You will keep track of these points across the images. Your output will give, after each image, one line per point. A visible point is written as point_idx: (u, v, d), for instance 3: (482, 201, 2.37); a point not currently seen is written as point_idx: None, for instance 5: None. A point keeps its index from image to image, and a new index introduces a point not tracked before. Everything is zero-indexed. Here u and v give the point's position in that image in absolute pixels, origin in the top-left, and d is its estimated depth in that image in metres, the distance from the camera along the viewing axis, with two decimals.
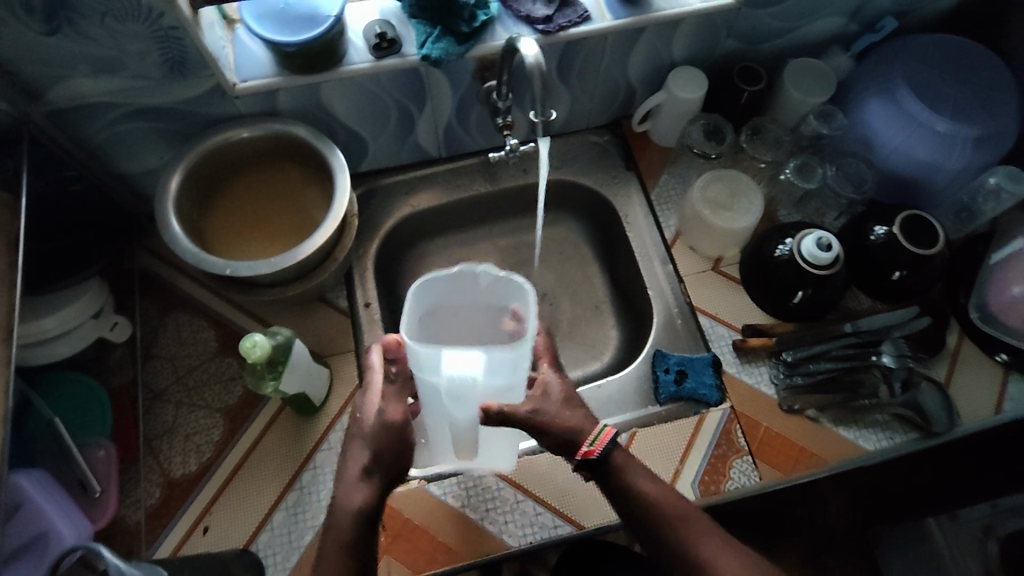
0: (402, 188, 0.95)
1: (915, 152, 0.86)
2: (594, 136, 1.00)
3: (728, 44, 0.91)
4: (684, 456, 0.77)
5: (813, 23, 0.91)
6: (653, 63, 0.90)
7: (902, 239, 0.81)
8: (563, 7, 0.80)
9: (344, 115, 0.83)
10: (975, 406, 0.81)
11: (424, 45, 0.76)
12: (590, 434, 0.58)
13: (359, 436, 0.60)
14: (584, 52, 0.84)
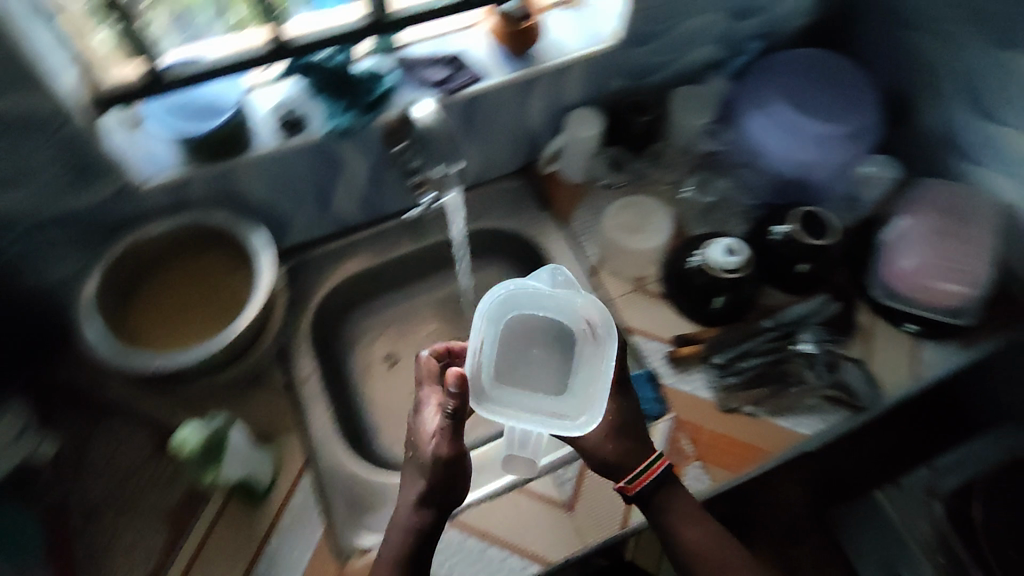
0: (329, 258, 0.97)
1: (797, 156, 0.95)
2: (509, 182, 1.04)
3: (618, 82, 0.98)
4: None
5: (689, 54, 1.00)
6: (551, 108, 0.96)
7: (800, 234, 0.88)
8: (459, 68, 0.85)
9: (260, 197, 0.85)
10: (897, 377, 0.87)
11: (329, 119, 0.79)
12: (635, 468, 0.71)
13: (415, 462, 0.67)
14: (485, 107, 0.89)
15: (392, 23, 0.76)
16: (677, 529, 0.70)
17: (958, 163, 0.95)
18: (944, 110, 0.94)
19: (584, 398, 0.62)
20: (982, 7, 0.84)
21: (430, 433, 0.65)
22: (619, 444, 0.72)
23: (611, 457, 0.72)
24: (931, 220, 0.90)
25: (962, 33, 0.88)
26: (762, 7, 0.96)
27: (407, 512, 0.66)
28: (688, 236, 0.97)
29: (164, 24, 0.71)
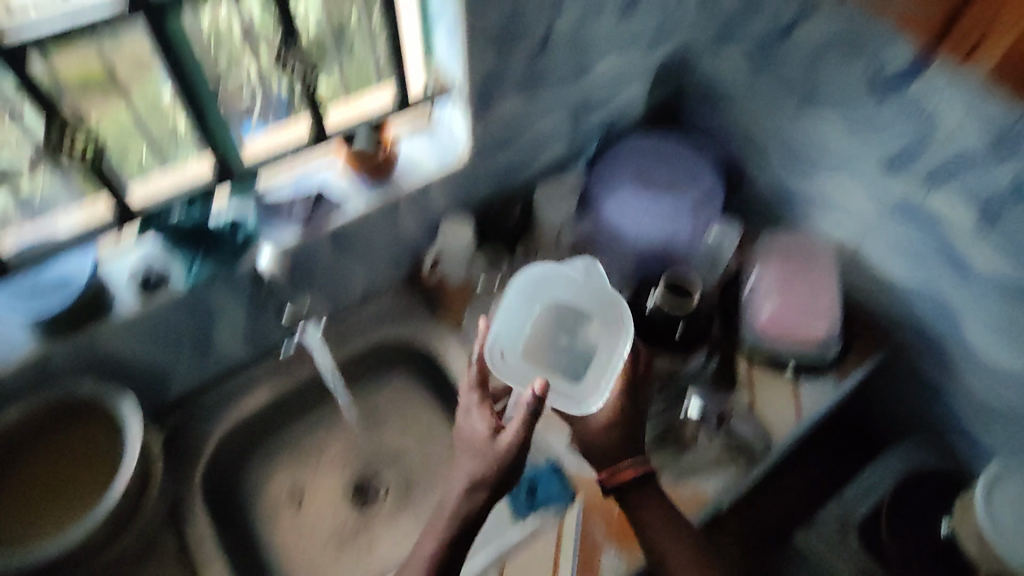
0: (217, 404, 0.94)
1: (654, 231, 1.03)
2: (396, 294, 1.06)
3: (484, 187, 1.03)
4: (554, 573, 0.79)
5: (545, 152, 1.07)
6: (422, 222, 1.00)
7: (671, 301, 0.93)
8: (319, 202, 0.88)
9: (130, 359, 0.83)
10: (782, 421, 0.92)
11: (190, 271, 0.81)
12: (617, 465, 0.80)
13: (475, 454, 0.77)
14: (354, 234, 0.92)
15: (243, 172, 0.81)
16: (648, 527, 0.77)
17: (797, 212, 1.06)
18: (775, 170, 1.05)
19: (593, 385, 0.79)
20: (780, 83, 0.96)
21: (488, 427, 0.78)
22: (608, 441, 0.81)
23: (602, 450, 0.82)
24: (777, 268, 0.97)
25: (771, 105, 0.99)
26: (601, 103, 1.06)
27: (458, 501, 0.76)
28: None
29: (49, 183, 0.71)
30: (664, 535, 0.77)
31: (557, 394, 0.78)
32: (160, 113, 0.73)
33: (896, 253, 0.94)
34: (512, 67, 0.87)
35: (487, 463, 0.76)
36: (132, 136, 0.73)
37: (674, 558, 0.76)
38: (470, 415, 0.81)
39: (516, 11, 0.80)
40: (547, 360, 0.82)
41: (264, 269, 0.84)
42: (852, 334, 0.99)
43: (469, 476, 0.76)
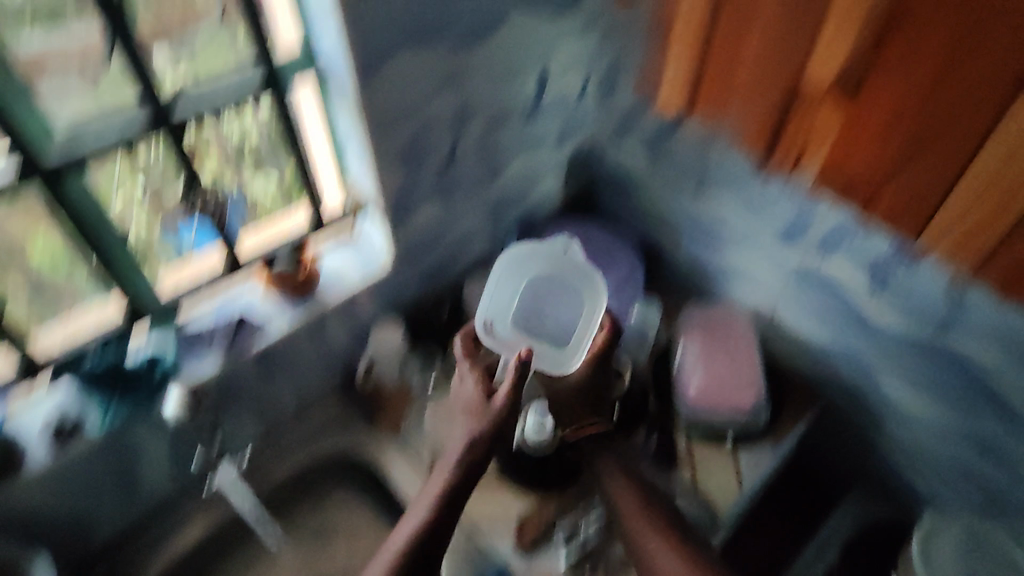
0: (149, 545, 0.91)
1: None
2: (333, 404, 1.05)
3: (414, 288, 1.05)
4: None
5: (471, 248, 1.10)
6: (352, 330, 1.00)
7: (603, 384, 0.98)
8: (245, 325, 0.89)
9: (49, 514, 0.81)
10: (726, 490, 0.92)
11: (106, 416, 0.80)
12: (582, 423, 0.93)
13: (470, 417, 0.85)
14: (281, 352, 0.92)
15: (158, 306, 0.82)
16: (605, 481, 0.88)
17: (719, 281, 1.09)
18: (688, 245, 1.11)
19: (575, 346, 0.91)
20: (679, 168, 1.02)
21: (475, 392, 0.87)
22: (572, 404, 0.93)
23: (572, 411, 0.93)
24: (697, 342, 1.02)
25: (675, 188, 1.05)
26: (519, 198, 1.10)
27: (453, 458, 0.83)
28: None
29: None
30: (624, 491, 0.86)
31: (543, 356, 0.90)
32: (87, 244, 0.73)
33: (812, 315, 0.98)
34: (423, 180, 0.91)
35: (484, 422, 0.83)
36: (72, 260, 0.73)
37: (629, 510, 0.85)
38: (465, 382, 0.89)
39: (417, 133, 0.84)
40: (533, 326, 0.93)
41: (169, 415, 0.81)
42: (782, 398, 1.02)
43: (469, 433, 0.83)
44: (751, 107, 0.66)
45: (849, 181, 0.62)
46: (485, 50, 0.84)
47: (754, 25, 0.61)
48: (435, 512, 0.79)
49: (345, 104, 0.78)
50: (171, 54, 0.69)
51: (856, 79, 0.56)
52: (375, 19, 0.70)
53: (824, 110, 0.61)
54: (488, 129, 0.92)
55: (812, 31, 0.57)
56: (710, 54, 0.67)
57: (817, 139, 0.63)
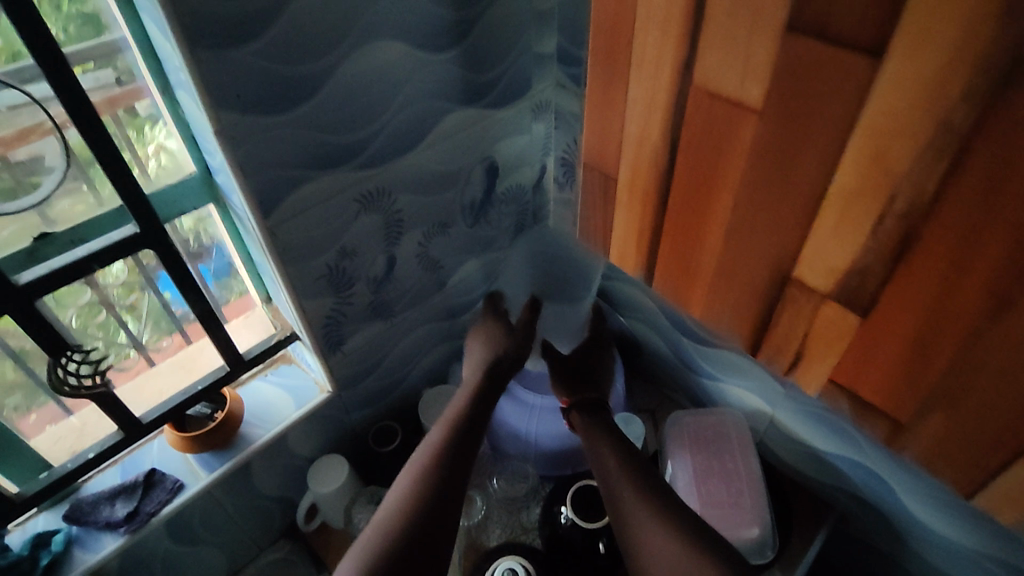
0: None
1: (556, 426, 0.93)
2: (272, 553, 0.92)
3: (359, 414, 0.93)
4: None
5: (423, 359, 0.99)
6: (286, 472, 0.88)
7: (580, 518, 0.84)
8: (149, 490, 0.75)
9: None
10: None
11: None
12: (576, 390, 0.84)
13: (479, 344, 0.90)
14: (197, 512, 0.79)
15: (26, 501, 0.69)
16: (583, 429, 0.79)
17: (700, 381, 0.99)
18: (667, 338, 0.99)
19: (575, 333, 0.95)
20: None
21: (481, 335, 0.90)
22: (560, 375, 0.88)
23: (564, 378, 0.86)
24: (689, 459, 0.87)
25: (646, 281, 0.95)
26: (471, 301, 1.00)
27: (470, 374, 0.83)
28: (476, 548, 0.88)
29: None
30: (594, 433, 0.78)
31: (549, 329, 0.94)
32: None
33: (811, 426, 0.86)
34: (357, 300, 0.81)
35: (501, 344, 0.87)
36: None
37: (606, 454, 0.74)
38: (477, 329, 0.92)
39: (343, 254, 0.75)
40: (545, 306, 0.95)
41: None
42: (789, 519, 0.88)
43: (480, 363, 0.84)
44: (723, 302, 0.47)
45: (860, 408, 0.43)
46: (415, 156, 0.75)
47: (719, 210, 0.44)
48: (449, 441, 0.72)
49: (252, 236, 0.69)
50: (1, 216, 0.57)
51: (867, 293, 0.38)
52: (269, 145, 0.61)
53: (823, 322, 0.41)
54: (425, 241, 0.86)
55: (801, 226, 0.39)
56: (666, 228, 0.49)
57: (816, 354, 0.44)
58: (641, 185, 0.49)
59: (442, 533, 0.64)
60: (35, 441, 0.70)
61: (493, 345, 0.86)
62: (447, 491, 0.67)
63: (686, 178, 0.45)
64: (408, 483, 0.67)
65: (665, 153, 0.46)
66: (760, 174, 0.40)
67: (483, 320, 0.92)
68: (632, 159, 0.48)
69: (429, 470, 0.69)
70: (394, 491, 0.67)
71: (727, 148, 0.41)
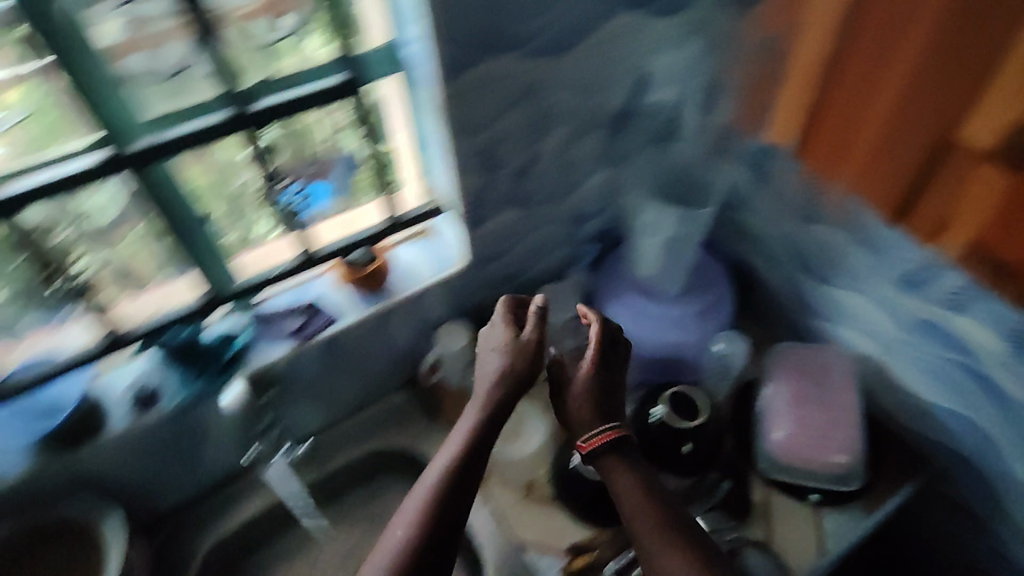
0: (213, 510, 0.94)
1: (664, 335, 1.00)
2: (393, 398, 1.06)
3: (482, 292, 1.03)
4: None
5: (543, 258, 1.07)
6: (418, 328, 1.00)
7: (671, 417, 0.91)
8: (314, 313, 0.90)
9: (123, 474, 0.84)
10: (802, 553, 0.85)
11: (180, 390, 0.83)
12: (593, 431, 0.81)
13: (497, 347, 0.83)
14: (350, 342, 0.93)
15: (233, 292, 0.85)
16: (608, 474, 0.79)
17: (811, 322, 1.00)
18: (783, 275, 1.01)
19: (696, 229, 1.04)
20: (777, 195, 0.94)
21: (500, 345, 0.83)
22: (583, 404, 0.83)
23: (587, 407, 0.83)
24: (789, 387, 0.91)
25: (772, 213, 0.97)
26: (599, 210, 1.06)
27: (489, 384, 0.80)
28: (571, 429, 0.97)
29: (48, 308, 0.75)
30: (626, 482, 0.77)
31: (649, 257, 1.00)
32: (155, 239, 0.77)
33: (925, 377, 0.86)
34: (501, 184, 0.90)
35: (520, 358, 0.81)
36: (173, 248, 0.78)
37: (632, 502, 0.76)
38: (493, 328, 0.85)
39: (498, 138, 0.84)
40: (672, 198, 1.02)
41: (224, 407, 0.83)
42: (877, 458, 0.90)
43: (496, 372, 0.80)
44: (880, 173, 0.61)
45: (992, 260, 0.56)
46: (575, 56, 0.81)
47: (888, 99, 0.58)
48: (465, 454, 0.75)
49: (431, 105, 0.78)
50: (243, 56, 0.69)
51: (1017, 152, 0.50)
52: (465, 22, 0.69)
53: (972, 183, 0.54)
54: (568, 142, 0.92)
55: (967, 98, 0.52)
56: (838, 113, 0.63)
57: (964, 212, 0.56)
58: (821, 67, 0.63)
59: (450, 543, 0.71)
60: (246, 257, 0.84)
61: (509, 369, 0.80)
62: (458, 504, 0.73)
63: (864, 73, 0.59)
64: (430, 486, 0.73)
65: (847, 49, 0.60)
66: (929, 66, 0.53)
67: (490, 339, 0.84)
68: (823, 55, 0.62)
69: (449, 480, 0.73)
70: (416, 492, 0.73)
71: (905, 43, 0.54)
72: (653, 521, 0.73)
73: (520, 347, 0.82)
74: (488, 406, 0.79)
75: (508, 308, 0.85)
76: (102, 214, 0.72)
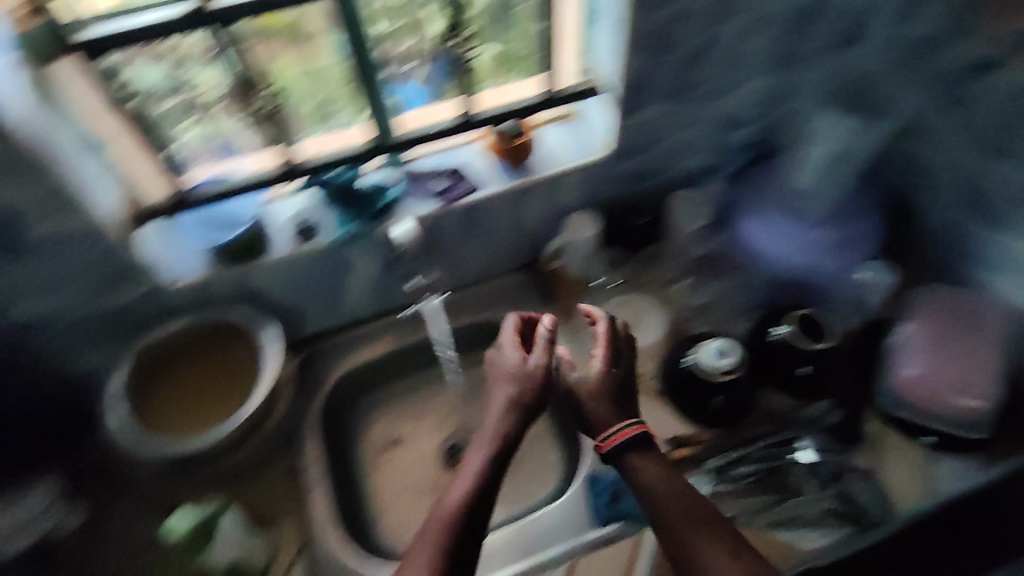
0: (342, 348, 1.02)
1: (796, 258, 0.97)
2: (512, 278, 1.09)
3: (615, 187, 1.03)
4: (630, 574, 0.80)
5: (683, 161, 1.04)
6: (551, 212, 1.01)
7: (795, 338, 0.90)
8: (457, 179, 0.94)
9: (275, 294, 0.91)
10: (906, 491, 0.85)
11: (338, 227, 0.88)
12: (610, 428, 0.77)
13: (507, 376, 0.80)
14: (487, 213, 0.96)
15: (394, 143, 0.89)
16: (635, 469, 0.74)
17: (966, 269, 0.95)
18: (945, 213, 0.95)
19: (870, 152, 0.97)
20: (965, 121, 0.86)
21: (505, 371, 0.81)
22: (603, 406, 0.79)
23: (602, 410, 0.79)
24: (927, 327, 0.89)
25: (954, 142, 0.89)
26: (753, 118, 1.01)
27: (498, 416, 0.77)
28: (687, 334, 0.98)
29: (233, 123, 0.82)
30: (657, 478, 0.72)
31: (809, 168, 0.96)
32: (332, 75, 0.83)
33: None
34: (666, 69, 0.87)
35: (525, 386, 0.79)
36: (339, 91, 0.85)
37: (667, 497, 0.70)
38: (498, 351, 0.84)
39: (679, 16, 0.80)
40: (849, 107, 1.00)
41: (395, 238, 0.86)
42: (1009, 420, 0.87)
43: (507, 399, 0.78)
44: None
45: None
46: None
47: None
48: (481, 479, 0.71)
49: None
50: None
51: None
52: None
53: None
54: (744, 33, 0.87)
55: None
56: None
57: None
58: None
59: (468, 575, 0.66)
60: (404, 117, 0.90)
61: (519, 398, 0.78)
62: (477, 529, 0.68)
63: None
64: (445, 512, 0.68)
65: None
66: None
67: (499, 366, 0.82)
68: None
69: (466, 508, 0.68)
70: (430, 517, 0.68)
71: None
72: (683, 513, 0.69)
73: (525, 376, 0.79)
74: (499, 439, 0.75)
75: (517, 326, 0.86)
76: (276, 35, 0.77)
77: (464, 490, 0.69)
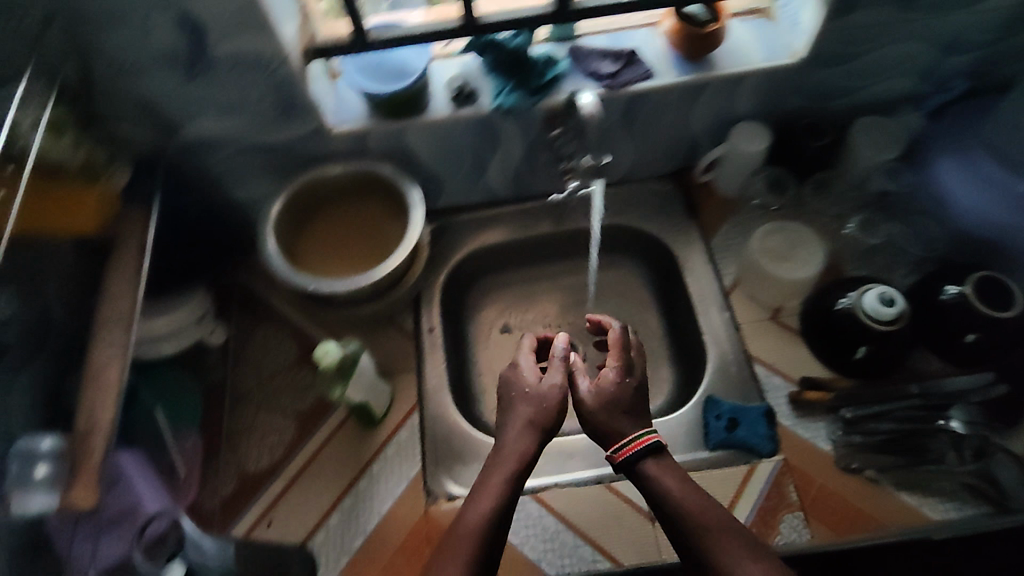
0: (473, 225, 1.01)
1: (992, 213, 0.88)
2: (656, 184, 1.02)
3: (794, 102, 0.92)
4: (738, 493, 0.79)
5: (881, 84, 0.91)
6: (718, 118, 0.92)
7: (976, 301, 0.79)
8: (630, 63, 0.85)
9: (425, 157, 0.90)
10: None
11: (496, 97, 0.83)
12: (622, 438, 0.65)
13: (523, 394, 0.69)
14: (651, 106, 0.88)
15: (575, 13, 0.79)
16: (654, 477, 0.62)
17: None
18: None
19: None
20: None
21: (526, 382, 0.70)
22: (621, 418, 0.66)
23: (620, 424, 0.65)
24: None
25: None
26: (983, 43, 0.86)
27: (514, 435, 0.66)
28: (842, 276, 0.90)
29: None
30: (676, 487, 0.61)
31: None
32: None
33: None
34: None
35: (544, 403, 0.68)
36: None
37: (694, 508, 0.59)
38: (513, 369, 0.72)
39: None
40: None
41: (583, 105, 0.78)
42: None
43: (525, 418, 0.67)
44: None
45: None
46: None
47: None
48: (500, 498, 0.61)
49: None
50: None
51: None
52: None
53: None
54: None
55: None
56: None
57: None
58: None
59: None
60: None
61: (537, 419, 0.67)
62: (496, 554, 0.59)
63: None
64: (464, 535, 0.59)
65: None
66: None
67: (513, 383, 0.71)
68: None
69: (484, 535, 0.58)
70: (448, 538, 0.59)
71: None
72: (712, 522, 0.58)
73: (541, 397, 0.68)
74: (518, 458, 0.64)
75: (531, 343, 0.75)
76: None
77: (484, 512, 0.60)
